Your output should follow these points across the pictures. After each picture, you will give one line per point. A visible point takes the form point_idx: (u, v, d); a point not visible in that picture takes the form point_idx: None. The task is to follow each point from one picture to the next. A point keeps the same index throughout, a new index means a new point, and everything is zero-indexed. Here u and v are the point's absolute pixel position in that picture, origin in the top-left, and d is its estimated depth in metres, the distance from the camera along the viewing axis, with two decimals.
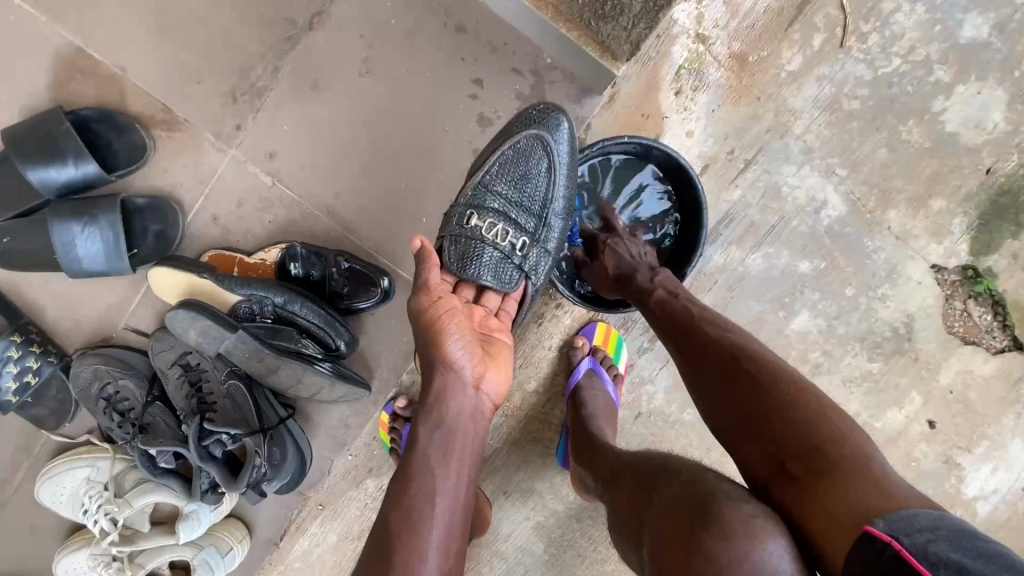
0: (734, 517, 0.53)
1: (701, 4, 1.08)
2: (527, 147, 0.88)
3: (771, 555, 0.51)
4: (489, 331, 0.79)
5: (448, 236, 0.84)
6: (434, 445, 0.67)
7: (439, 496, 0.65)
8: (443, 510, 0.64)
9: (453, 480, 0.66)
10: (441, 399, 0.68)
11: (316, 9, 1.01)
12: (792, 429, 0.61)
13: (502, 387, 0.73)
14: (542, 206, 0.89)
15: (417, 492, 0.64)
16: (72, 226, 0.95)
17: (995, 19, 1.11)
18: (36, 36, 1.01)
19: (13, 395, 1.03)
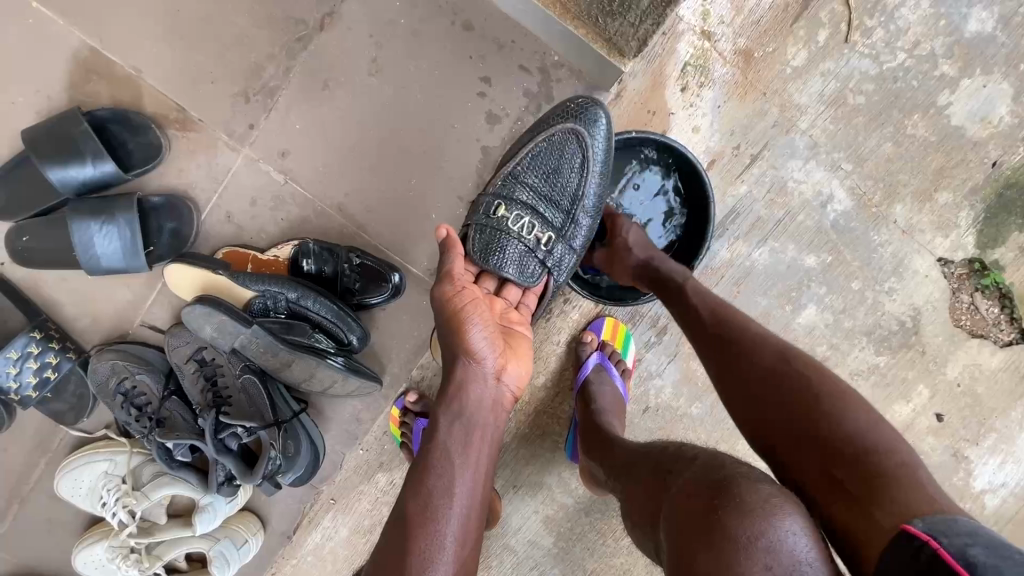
0: (752, 495, 0.53)
1: (706, 1, 1.09)
2: (562, 140, 0.89)
3: (793, 535, 0.51)
4: (509, 324, 0.80)
5: (474, 225, 0.86)
6: (454, 434, 0.68)
7: (456, 484, 0.66)
8: (460, 498, 0.65)
9: (471, 469, 0.68)
10: (462, 389, 0.70)
11: (327, 10, 1.03)
12: (832, 432, 0.63)
13: (522, 381, 0.74)
14: (570, 202, 0.90)
15: (434, 478, 0.66)
16: (91, 225, 0.97)
17: (999, 12, 1.11)
18: (53, 39, 1.03)
19: (33, 390, 1.05)
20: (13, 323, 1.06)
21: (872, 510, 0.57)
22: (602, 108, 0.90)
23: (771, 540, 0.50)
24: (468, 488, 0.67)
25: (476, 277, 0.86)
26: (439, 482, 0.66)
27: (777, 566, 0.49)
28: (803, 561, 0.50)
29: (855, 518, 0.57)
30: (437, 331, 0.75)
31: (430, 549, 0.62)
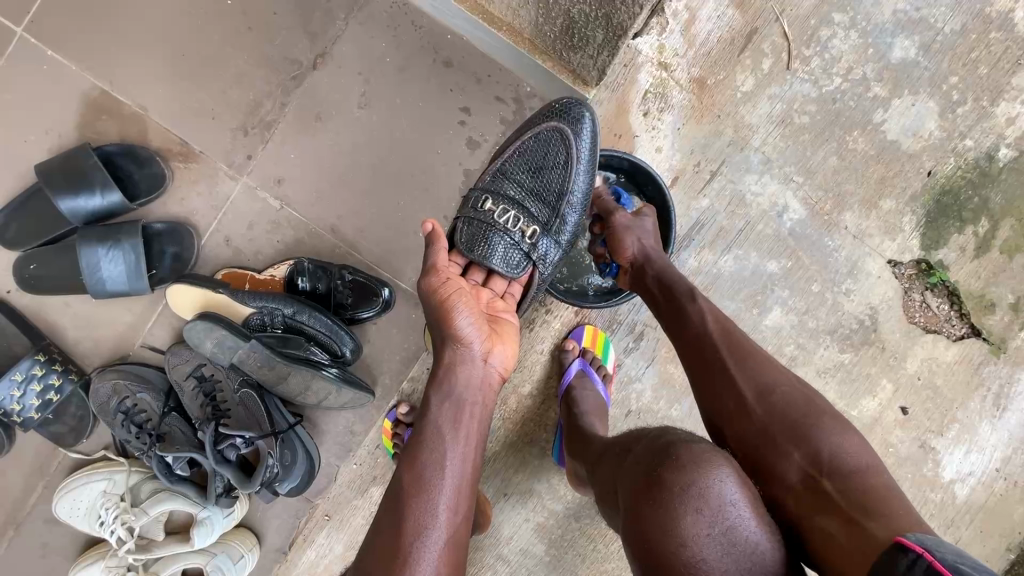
0: (686, 452, 0.60)
1: (661, 36, 1.21)
2: (545, 139, 0.98)
3: (721, 482, 0.57)
4: (496, 311, 0.88)
5: (462, 218, 0.93)
6: (445, 411, 0.75)
7: (447, 460, 0.73)
8: (450, 473, 0.72)
9: (461, 444, 0.75)
10: (451, 371, 0.77)
11: (319, 51, 1.13)
12: (825, 450, 0.70)
13: (508, 361, 0.82)
14: (556, 197, 0.98)
15: (427, 454, 0.73)
16: (98, 249, 1.04)
17: (920, 40, 1.25)
18: (65, 82, 1.12)
19: (35, 411, 1.09)
20: (16, 348, 1.11)
21: (867, 524, 0.62)
22: (587, 107, 0.99)
23: (700, 486, 0.57)
24: (454, 457, 0.73)
25: (466, 269, 0.94)
26: (434, 457, 0.72)
27: (706, 508, 0.56)
28: (728, 503, 0.57)
29: (849, 533, 0.62)
30: (427, 319, 0.82)
31: (424, 516, 0.69)
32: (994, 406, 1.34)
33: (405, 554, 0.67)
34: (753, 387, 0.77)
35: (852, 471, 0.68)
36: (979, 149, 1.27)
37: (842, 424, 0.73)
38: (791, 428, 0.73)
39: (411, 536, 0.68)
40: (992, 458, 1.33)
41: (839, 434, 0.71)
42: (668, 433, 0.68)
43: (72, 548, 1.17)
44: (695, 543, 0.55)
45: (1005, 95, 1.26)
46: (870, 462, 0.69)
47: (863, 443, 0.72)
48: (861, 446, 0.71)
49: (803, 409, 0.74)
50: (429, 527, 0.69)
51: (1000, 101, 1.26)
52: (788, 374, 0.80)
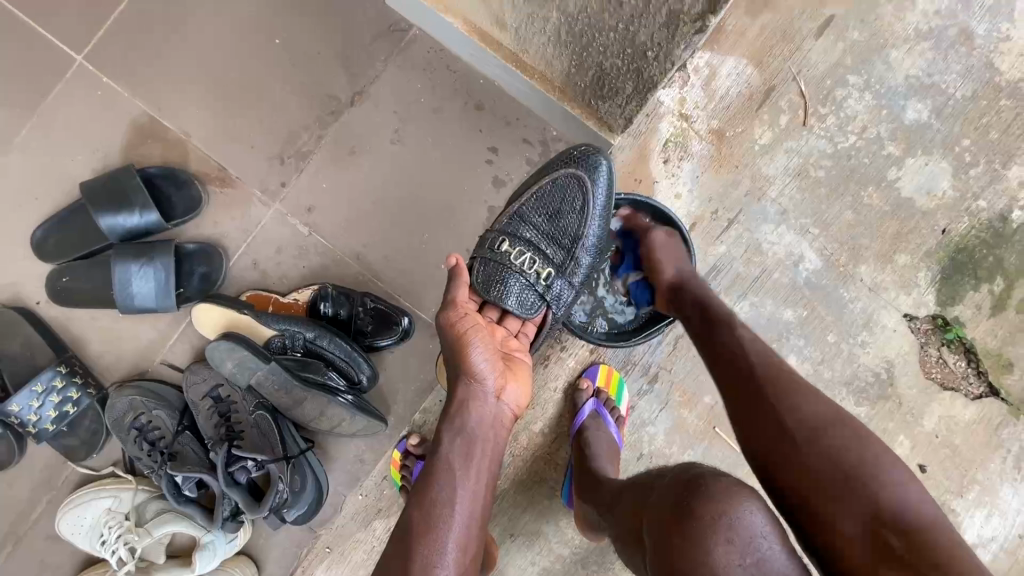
0: (715, 483, 0.59)
1: (683, 89, 1.27)
2: (563, 184, 1.01)
3: (751, 514, 0.57)
4: (510, 350, 0.89)
5: (480, 258, 0.96)
6: (455, 448, 0.75)
7: (456, 496, 0.73)
8: (459, 509, 0.72)
9: (472, 482, 0.74)
10: (464, 408, 0.78)
11: (357, 89, 1.19)
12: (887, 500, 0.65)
13: (521, 400, 0.82)
14: (571, 241, 1.01)
15: (437, 489, 0.73)
16: (130, 266, 1.07)
17: (932, 104, 1.29)
18: (116, 108, 1.18)
19: (51, 423, 1.09)
20: (39, 358, 1.13)
21: None
22: (603, 155, 1.02)
23: (732, 517, 0.56)
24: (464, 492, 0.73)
25: (480, 306, 0.95)
26: (446, 494, 0.72)
27: (736, 539, 0.56)
28: (759, 534, 0.56)
29: None
30: (443, 353, 0.84)
31: (434, 553, 0.69)
32: (1015, 469, 1.32)
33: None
34: (804, 424, 0.72)
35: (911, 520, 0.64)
36: (992, 210, 1.30)
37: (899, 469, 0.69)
38: (848, 476, 0.67)
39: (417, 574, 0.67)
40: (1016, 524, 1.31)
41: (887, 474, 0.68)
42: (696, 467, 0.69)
43: (68, 567, 1.15)
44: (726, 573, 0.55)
45: (1016, 159, 1.30)
46: (925, 505, 0.66)
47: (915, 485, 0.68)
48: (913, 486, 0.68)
49: (852, 450, 0.70)
50: (437, 566, 0.68)
51: (1012, 165, 1.30)
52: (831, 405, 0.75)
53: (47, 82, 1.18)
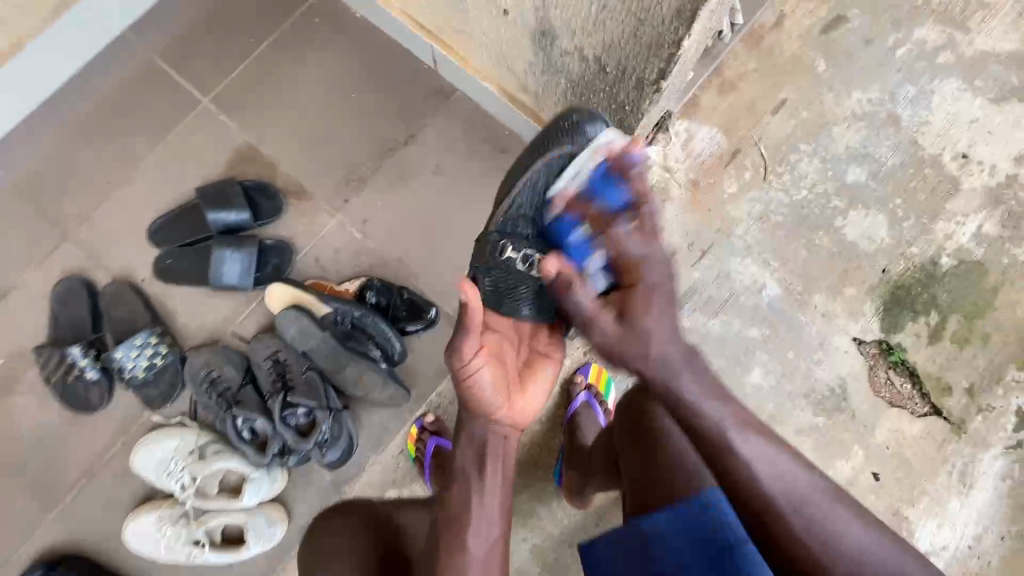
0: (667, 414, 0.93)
1: (666, 147, 1.58)
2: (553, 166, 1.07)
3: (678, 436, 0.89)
4: (528, 363, 0.99)
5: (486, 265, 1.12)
6: (471, 463, 0.91)
7: (473, 499, 0.90)
8: (478, 513, 0.89)
9: (488, 485, 0.91)
10: (475, 430, 0.91)
11: (411, 132, 1.52)
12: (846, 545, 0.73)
13: (527, 414, 0.93)
14: None
15: (459, 499, 0.90)
16: (225, 251, 1.37)
17: (870, 168, 1.59)
18: (222, 135, 1.51)
19: (142, 371, 1.35)
20: (136, 323, 1.39)
21: None
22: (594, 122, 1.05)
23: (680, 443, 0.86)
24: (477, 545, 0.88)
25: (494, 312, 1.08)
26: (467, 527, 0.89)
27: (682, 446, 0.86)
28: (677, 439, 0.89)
29: None
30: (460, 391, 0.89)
31: (457, 551, 0.88)
32: (960, 483, 1.48)
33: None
34: (740, 476, 0.77)
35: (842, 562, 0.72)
36: (924, 256, 1.56)
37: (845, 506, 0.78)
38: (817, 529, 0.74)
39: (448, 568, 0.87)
40: (965, 535, 1.47)
41: (820, 502, 0.77)
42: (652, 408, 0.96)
43: (127, 506, 1.34)
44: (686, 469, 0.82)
45: (941, 216, 1.58)
46: (857, 537, 0.74)
47: (847, 511, 0.77)
48: (843, 514, 0.76)
49: (788, 494, 0.76)
50: (466, 555, 0.88)
51: (938, 221, 1.57)
52: (768, 440, 0.80)
53: (173, 114, 1.51)
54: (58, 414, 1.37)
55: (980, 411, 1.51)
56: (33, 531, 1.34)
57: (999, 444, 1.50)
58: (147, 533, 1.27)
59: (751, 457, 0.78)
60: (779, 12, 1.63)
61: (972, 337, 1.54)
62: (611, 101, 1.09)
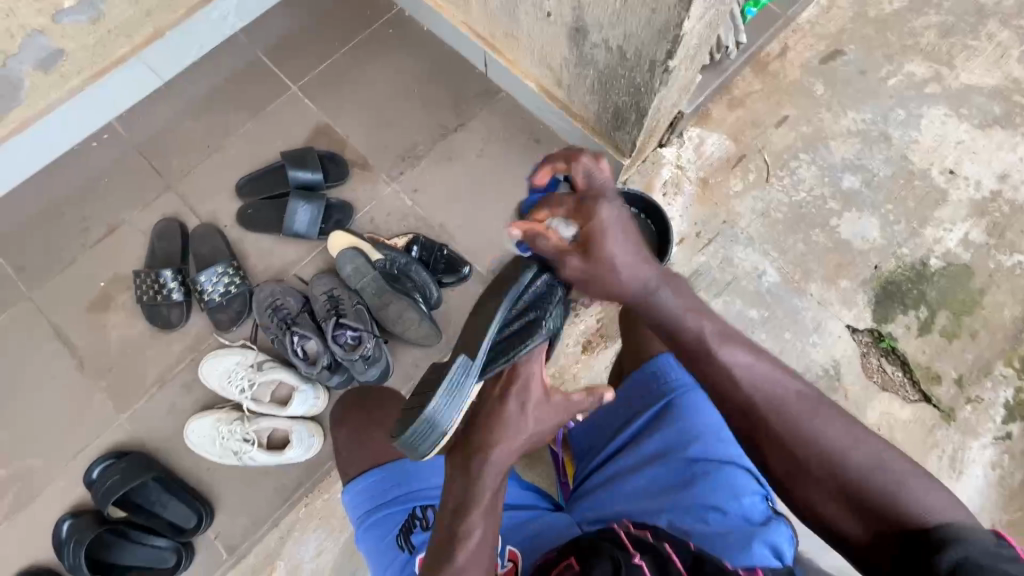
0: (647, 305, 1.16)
1: (679, 149, 1.82)
2: None
3: None
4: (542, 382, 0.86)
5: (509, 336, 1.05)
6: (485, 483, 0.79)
7: (480, 516, 0.78)
8: (487, 527, 0.79)
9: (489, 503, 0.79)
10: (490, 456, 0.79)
11: (461, 121, 1.79)
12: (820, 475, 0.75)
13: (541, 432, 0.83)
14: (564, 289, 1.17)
15: (466, 517, 0.78)
16: (300, 202, 1.63)
17: (863, 178, 1.79)
18: (305, 114, 1.81)
19: (218, 297, 1.59)
20: (215, 258, 1.65)
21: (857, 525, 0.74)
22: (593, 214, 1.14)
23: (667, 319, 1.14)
24: (485, 537, 0.78)
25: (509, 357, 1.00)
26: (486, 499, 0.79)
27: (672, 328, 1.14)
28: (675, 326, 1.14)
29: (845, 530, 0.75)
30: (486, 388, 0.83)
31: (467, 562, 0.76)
32: (950, 468, 1.56)
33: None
34: (719, 376, 0.83)
35: (818, 461, 0.76)
36: (914, 256, 1.72)
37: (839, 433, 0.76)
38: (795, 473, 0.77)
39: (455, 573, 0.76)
40: None
41: (803, 409, 0.79)
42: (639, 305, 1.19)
43: (189, 412, 1.55)
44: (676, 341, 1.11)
45: (930, 222, 1.74)
46: (841, 442, 0.76)
47: (837, 423, 0.77)
48: (831, 426, 0.77)
49: (767, 399, 0.80)
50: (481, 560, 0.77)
51: (927, 226, 1.74)
52: (746, 347, 0.84)
53: (267, 95, 1.82)
54: (142, 329, 1.61)
55: (969, 401, 1.60)
56: (107, 425, 1.55)
57: (988, 434, 1.58)
58: (204, 433, 1.49)
59: (732, 365, 0.83)
60: (783, 44, 1.89)
61: (961, 332, 1.65)
62: (630, 85, 1.35)
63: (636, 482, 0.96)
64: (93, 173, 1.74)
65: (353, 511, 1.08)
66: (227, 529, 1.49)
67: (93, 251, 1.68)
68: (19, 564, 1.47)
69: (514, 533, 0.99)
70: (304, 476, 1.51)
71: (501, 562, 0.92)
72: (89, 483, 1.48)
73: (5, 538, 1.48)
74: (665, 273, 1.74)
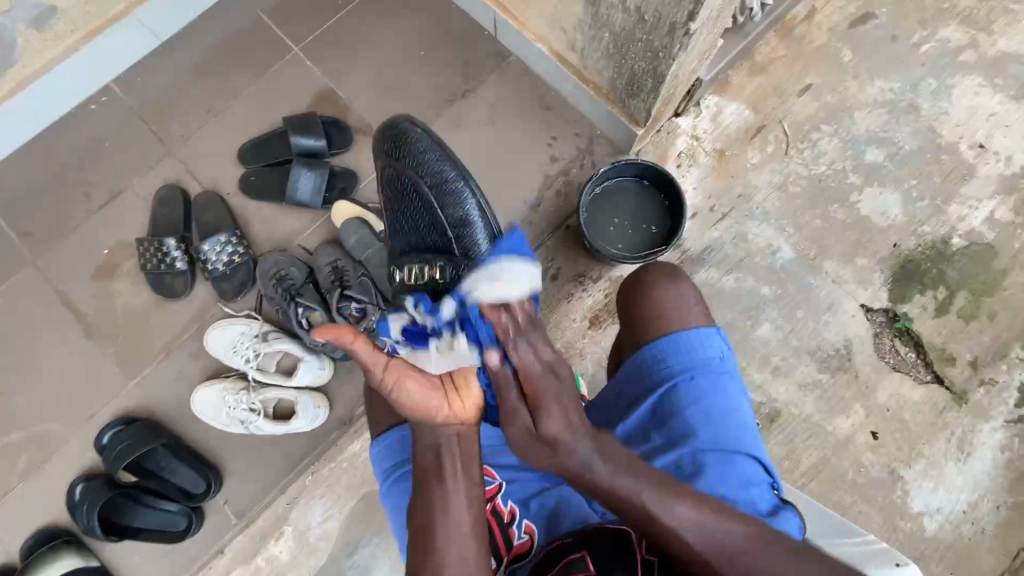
0: (654, 276, 1.11)
1: (695, 119, 1.74)
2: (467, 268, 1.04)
3: (687, 295, 1.09)
4: (452, 365, 0.87)
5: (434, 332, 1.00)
6: (431, 451, 0.81)
7: (444, 496, 0.78)
8: (451, 504, 0.78)
9: (455, 482, 0.79)
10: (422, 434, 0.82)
11: (469, 87, 1.72)
12: None
13: (464, 394, 0.82)
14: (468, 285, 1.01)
15: (429, 491, 0.79)
16: (303, 169, 1.59)
17: (887, 151, 1.71)
18: (308, 78, 1.74)
19: (221, 266, 1.57)
20: (218, 227, 1.62)
21: None
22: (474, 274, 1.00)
23: (678, 293, 1.09)
24: (461, 501, 0.78)
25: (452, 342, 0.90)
26: (439, 465, 0.80)
27: (684, 304, 1.08)
28: (691, 302, 1.09)
29: None
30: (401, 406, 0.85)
31: (444, 534, 0.76)
32: (958, 450, 1.54)
33: (425, 506, 0.78)
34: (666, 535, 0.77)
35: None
36: (935, 235, 1.66)
37: (763, 545, 0.77)
38: None
39: (435, 545, 0.75)
40: (959, 500, 1.52)
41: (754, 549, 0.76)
42: (639, 273, 1.14)
43: (195, 380, 1.56)
44: (689, 319, 1.06)
45: (955, 199, 1.67)
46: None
47: (774, 552, 0.76)
48: (778, 556, 0.76)
49: (717, 550, 0.76)
50: (449, 529, 0.76)
51: (952, 203, 1.67)
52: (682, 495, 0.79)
53: (267, 57, 1.75)
54: (146, 297, 1.61)
55: (982, 384, 1.58)
56: (114, 392, 1.56)
57: (999, 417, 1.56)
58: (211, 402, 1.50)
59: (677, 521, 0.77)
60: (811, 7, 1.79)
61: (979, 314, 1.61)
62: (647, 49, 1.28)
63: None
64: (92, 138, 1.70)
65: (378, 461, 1.07)
66: (236, 494, 1.51)
67: (95, 217, 1.65)
68: (36, 524, 1.51)
69: (529, 507, 0.97)
70: (310, 445, 1.53)
71: (516, 534, 0.94)
72: (100, 449, 1.50)
73: (21, 499, 1.52)
74: (676, 249, 1.70)
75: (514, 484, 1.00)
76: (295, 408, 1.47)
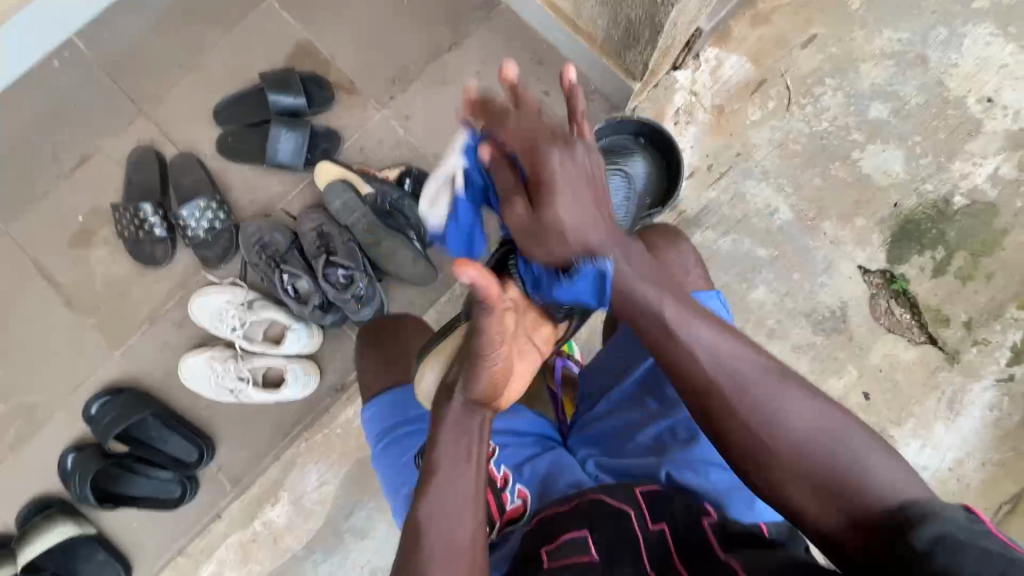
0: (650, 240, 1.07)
1: (695, 72, 1.66)
2: None
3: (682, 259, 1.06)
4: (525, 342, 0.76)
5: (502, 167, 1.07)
6: (458, 441, 0.73)
7: (456, 486, 0.72)
8: (462, 497, 0.72)
9: (470, 474, 0.72)
10: (461, 419, 0.73)
11: (456, 39, 1.62)
12: (784, 444, 0.68)
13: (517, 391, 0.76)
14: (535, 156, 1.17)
15: (441, 481, 0.72)
16: (282, 129, 1.51)
17: (893, 106, 1.65)
18: (284, 30, 1.64)
19: (202, 233, 1.51)
20: (197, 191, 1.56)
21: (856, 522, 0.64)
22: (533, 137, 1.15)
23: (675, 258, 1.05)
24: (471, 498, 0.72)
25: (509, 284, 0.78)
26: (457, 453, 0.72)
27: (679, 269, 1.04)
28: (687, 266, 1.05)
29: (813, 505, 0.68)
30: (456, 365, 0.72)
31: (455, 529, 0.70)
32: (948, 409, 1.56)
33: (431, 498, 0.71)
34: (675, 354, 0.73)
35: (787, 438, 0.68)
36: (937, 193, 1.62)
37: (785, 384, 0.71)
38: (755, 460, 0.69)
39: (446, 544, 0.70)
40: (947, 458, 1.54)
41: (757, 376, 0.71)
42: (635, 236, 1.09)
43: (182, 350, 1.54)
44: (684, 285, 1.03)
45: (959, 155, 1.62)
46: (807, 418, 0.69)
47: (804, 398, 0.69)
48: (805, 408, 0.69)
49: (728, 377, 0.71)
50: (461, 531, 0.70)
51: (956, 160, 1.62)
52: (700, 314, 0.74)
53: (239, 6, 1.64)
54: (126, 265, 1.56)
55: (975, 343, 1.57)
56: (100, 361, 1.53)
57: (990, 376, 1.56)
58: (198, 370, 1.48)
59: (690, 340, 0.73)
60: None
61: (976, 274, 1.59)
62: None
63: (640, 438, 0.95)
64: (58, 95, 1.60)
65: (370, 427, 1.06)
66: (230, 461, 1.52)
67: (68, 181, 1.58)
68: (31, 492, 1.51)
69: (521, 472, 0.98)
70: (302, 413, 1.52)
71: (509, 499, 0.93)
72: (88, 418, 1.49)
73: (14, 468, 1.51)
74: (672, 210, 1.66)
75: (507, 450, 1.01)
76: (284, 376, 1.45)
